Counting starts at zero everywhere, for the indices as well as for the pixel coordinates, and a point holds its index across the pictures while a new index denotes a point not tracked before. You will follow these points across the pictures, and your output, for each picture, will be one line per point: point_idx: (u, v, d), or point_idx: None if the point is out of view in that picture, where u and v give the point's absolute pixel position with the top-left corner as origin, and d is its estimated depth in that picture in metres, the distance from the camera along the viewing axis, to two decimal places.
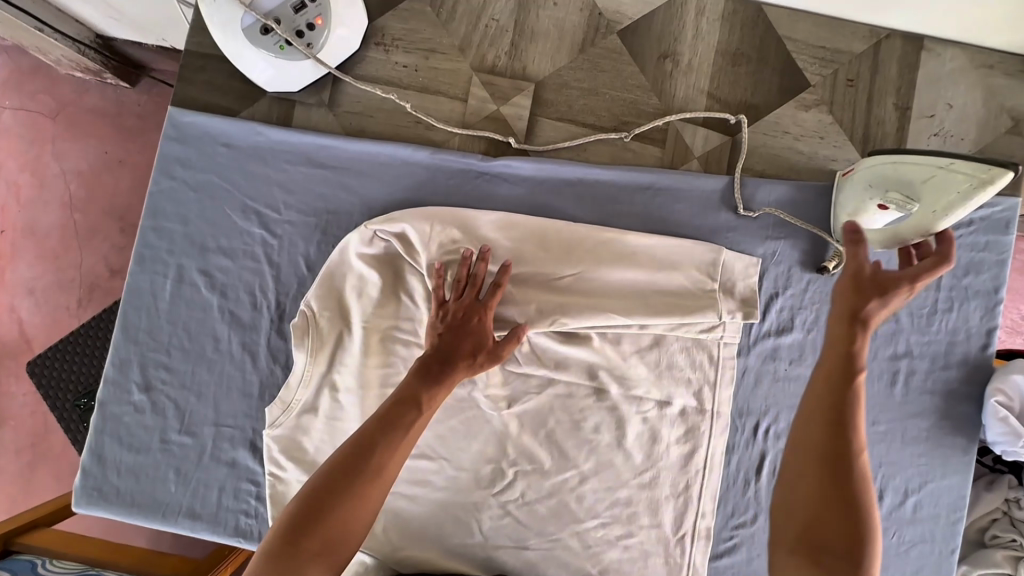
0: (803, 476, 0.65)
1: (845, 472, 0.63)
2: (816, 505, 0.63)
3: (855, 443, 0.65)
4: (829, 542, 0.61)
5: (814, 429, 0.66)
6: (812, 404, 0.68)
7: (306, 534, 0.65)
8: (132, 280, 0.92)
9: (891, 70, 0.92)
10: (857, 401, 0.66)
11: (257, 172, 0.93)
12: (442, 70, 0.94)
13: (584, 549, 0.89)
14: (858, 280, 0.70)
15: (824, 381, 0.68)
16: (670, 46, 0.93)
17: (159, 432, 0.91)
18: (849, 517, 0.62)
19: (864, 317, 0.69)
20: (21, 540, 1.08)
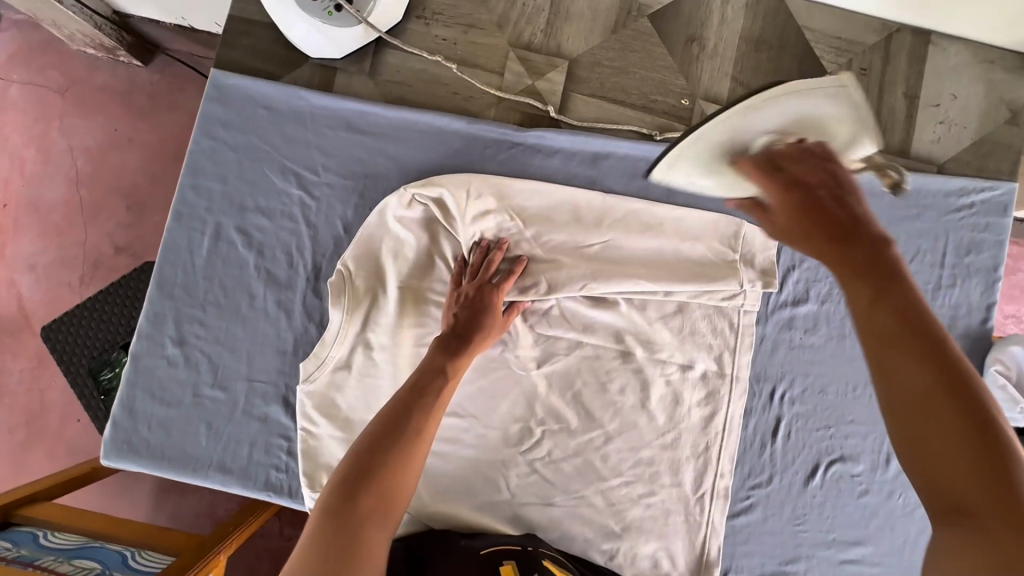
0: (900, 420, 0.47)
1: (952, 394, 0.45)
2: (932, 451, 0.45)
3: (945, 351, 0.47)
4: (969, 495, 0.43)
5: (886, 358, 0.48)
6: (865, 334, 0.50)
7: (362, 486, 0.64)
8: (169, 237, 0.94)
9: (900, 62, 0.99)
10: (904, 305, 0.49)
11: (297, 135, 0.95)
12: (481, 44, 0.98)
13: (608, 506, 0.92)
14: (790, 202, 0.57)
15: (869, 300, 0.50)
16: (698, 30, 0.98)
17: (192, 385, 0.92)
18: (985, 455, 0.44)
19: (840, 228, 0.54)
20: (21, 513, 1.15)
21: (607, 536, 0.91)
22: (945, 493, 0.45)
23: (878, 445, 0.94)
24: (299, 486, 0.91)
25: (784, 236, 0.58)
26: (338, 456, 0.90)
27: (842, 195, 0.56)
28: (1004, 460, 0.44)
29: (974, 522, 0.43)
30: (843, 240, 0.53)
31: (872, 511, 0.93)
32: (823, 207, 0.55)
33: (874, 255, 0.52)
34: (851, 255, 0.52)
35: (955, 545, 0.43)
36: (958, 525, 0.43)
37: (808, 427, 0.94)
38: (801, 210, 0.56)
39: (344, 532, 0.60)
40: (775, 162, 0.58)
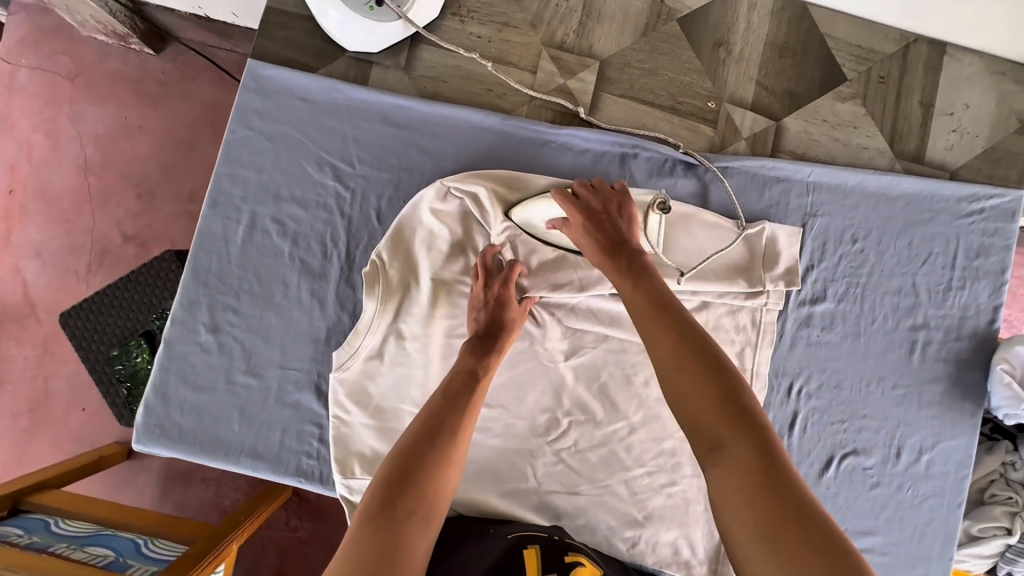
0: (676, 382, 0.64)
1: (694, 359, 0.65)
2: (692, 403, 0.63)
3: (687, 325, 0.68)
4: (722, 432, 0.60)
5: (649, 333, 0.69)
6: (636, 317, 0.72)
7: (402, 489, 0.64)
8: (204, 224, 0.95)
9: (917, 71, 1.03)
10: (648, 287, 0.74)
11: (333, 127, 0.97)
12: (514, 43, 1.01)
13: (630, 495, 0.94)
14: (586, 221, 0.82)
15: (633, 288, 0.75)
16: (724, 35, 1.02)
17: (225, 372, 0.93)
18: (726, 400, 0.62)
19: (610, 243, 0.80)
20: (29, 500, 1.14)
21: (629, 525, 0.94)
22: (707, 435, 0.61)
23: (889, 439, 0.98)
24: (330, 472, 0.93)
25: (589, 249, 0.82)
26: (370, 443, 0.92)
27: (621, 218, 0.83)
28: (742, 404, 0.62)
29: (728, 452, 0.59)
30: (615, 250, 0.79)
31: (883, 503, 0.97)
32: (602, 225, 0.81)
33: (635, 259, 0.78)
34: (619, 262, 0.78)
35: (721, 474, 0.58)
36: (719, 459, 0.59)
37: (823, 421, 0.97)
38: (590, 226, 0.82)
39: (389, 538, 0.60)
40: (593, 209, 0.84)
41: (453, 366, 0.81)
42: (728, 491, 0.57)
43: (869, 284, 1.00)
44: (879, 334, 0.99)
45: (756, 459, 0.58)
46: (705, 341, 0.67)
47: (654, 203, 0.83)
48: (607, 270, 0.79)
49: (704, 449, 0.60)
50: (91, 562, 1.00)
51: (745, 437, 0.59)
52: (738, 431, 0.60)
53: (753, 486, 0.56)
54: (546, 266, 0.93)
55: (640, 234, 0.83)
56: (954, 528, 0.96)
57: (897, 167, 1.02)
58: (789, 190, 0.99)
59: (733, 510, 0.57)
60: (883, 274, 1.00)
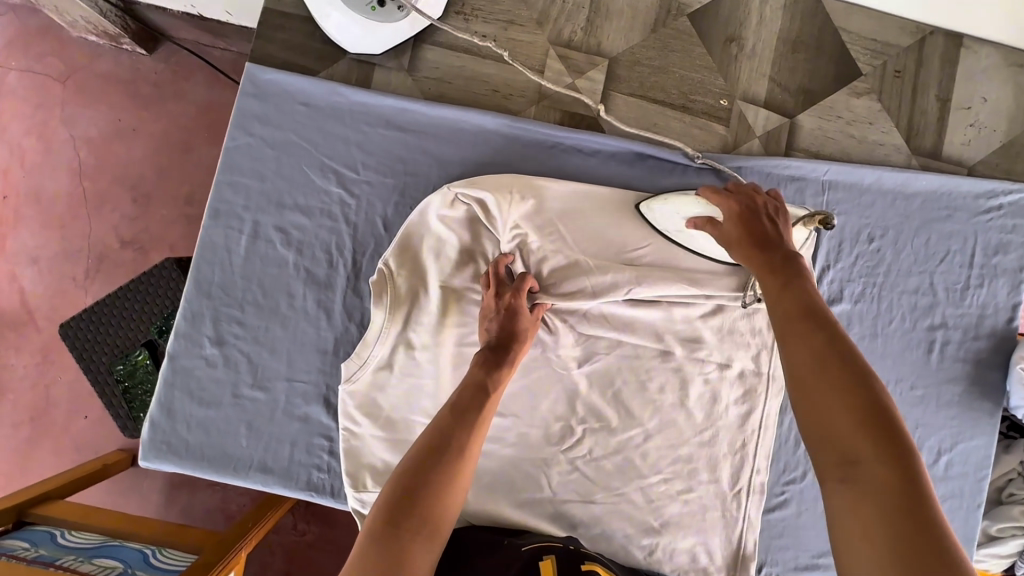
0: (815, 390, 0.53)
1: (842, 366, 0.53)
2: (827, 416, 0.52)
3: (833, 327, 0.56)
4: (859, 452, 0.50)
5: (785, 328, 0.58)
6: (775, 313, 0.60)
7: (407, 506, 0.62)
8: (205, 235, 0.92)
9: (933, 65, 1.01)
10: (806, 286, 0.61)
11: (336, 132, 0.94)
12: (520, 41, 0.98)
13: (647, 503, 0.93)
14: (740, 213, 0.69)
15: (780, 286, 0.61)
16: (736, 31, 0.99)
17: (231, 386, 0.91)
18: (869, 418, 0.51)
19: (762, 239, 0.66)
20: (34, 512, 1.11)
21: (646, 532, 0.92)
22: (840, 452, 0.51)
23: None
24: (341, 485, 0.91)
25: (726, 241, 0.70)
26: (381, 455, 0.90)
27: (776, 218, 0.68)
28: (892, 426, 0.50)
29: (863, 475, 0.49)
30: (766, 244, 0.65)
31: None
32: (755, 221, 0.68)
33: (789, 258, 0.63)
34: (770, 257, 0.64)
35: (855, 501, 0.48)
36: (852, 479, 0.49)
37: None
38: (743, 219, 0.68)
39: (390, 555, 0.58)
40: (753, 209, 0.69)
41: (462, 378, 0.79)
42: (854, 519, 0.48)
43: (887, 284, 0.98)
44: (897, 335, 0.97)
45: (901, 492, 0.47)
46: (856, 353, 0.54)
47: (815, 217, 0.74)
48: (753, 268, 0.65)
49: (833, 466, 0.51)
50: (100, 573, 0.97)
51: (890, 461, 0.49)
52: (884, 454, 0.49)
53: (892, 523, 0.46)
54: (558, 272, 0.91)
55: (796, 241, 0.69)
56: (974, 530, 0.95)
57: (914, 163, 1.00)
58: (804, 189, 0.97)
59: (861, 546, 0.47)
60: (900, 274, 0.98)
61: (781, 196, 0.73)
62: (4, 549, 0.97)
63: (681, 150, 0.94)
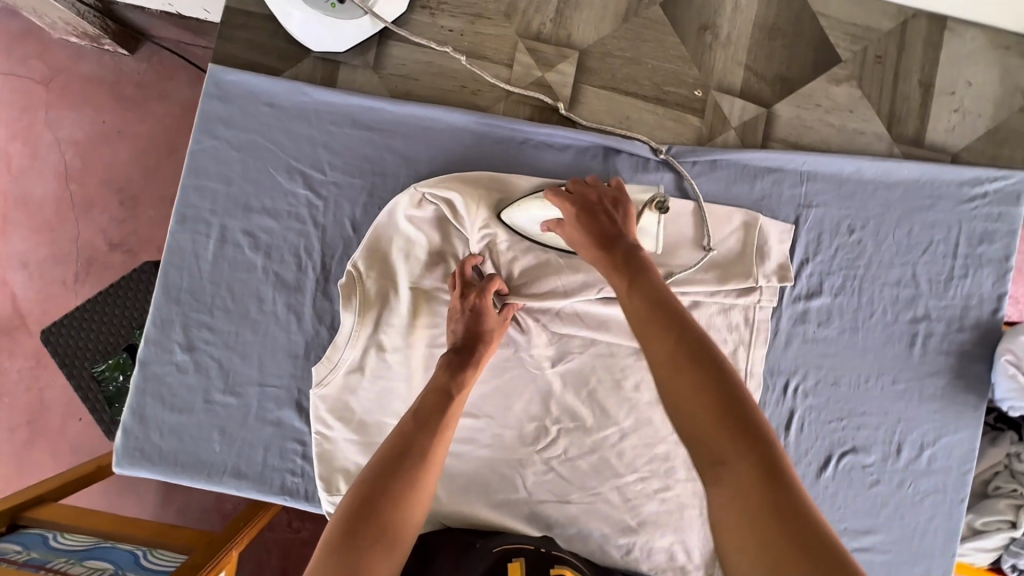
0: (675, 394, 0.58)
1: (694, 364, 0.58)
2: (690, 416, 0.56)
3: (687, 326, 0.61)
4: (720, 447, 0.53)
5: (645, 336, 0.63)
6: (634, 321, 0.65)
7: (368, 516, 0.61)
8: (172, 240, 0.91)
9: (916, 48, 0.98)
10: (647, 283, 0.67)
11: (302, 132, 0.92)
12: (488, 35, 0.96)
13: (623, 502, 0.92)
14: (581, 214, 0.77)
15: (630, 288, 0.68)
16: (710, 19, 0.96)
17: (203, 391, 0.91)
18: (725, 411, 0.55)
19: (605, 238, 0.73)
20: (28, 515, 1.12)
21: (623, 532, 0.92)
22: (708, 450, 0.54)
23: (889, 436, 0.95)
24: (316, 489, 0.91)
25: (575, 242, 0.77)
26: (354, 459, 0.89)
27: (615, 212, 0.77)
28: (748, 414, 0.55)
29: (728, 470, 0.52)
30: (610, 244, 0.73)
31: (883, 501, 0.94)
32: (595, 219, 0.75)
33: (629, 254, 0.71)
34: (613, 256, 0.72)
35: (724, 494, 0.52)
36: (721, 477, 0.53)
37: (820, 420, 0.94)
38: (585, 222, 0.75)
39: (350, 568, 0.57)
40: (599, 209, 0.77)
41: (432, 379, 0.78)
42: (727, 513, 0.51)
43: (867, 276, 0.96)
44: (878, 328, 0.95)
45: (761, 479, 0.51)
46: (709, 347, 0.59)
47: (653, 202, 0.78)
48: (605, 269, 0.73)
49: (706, 466, 0.54)
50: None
51: (750, 450, 0.53)
52: (740, 445, 0.53)
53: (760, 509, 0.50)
54: (528, 271, 0.90)
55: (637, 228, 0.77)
56: (957, 525, 0.94)
57: (896, 152, 0.97)
58: (780, 181, 0.95)
59: (734, 535, 0.50)
60: (881, 265, 0.96)
61: (623, 184, 0.81)
62: None
63: (651, 145, 0.92)
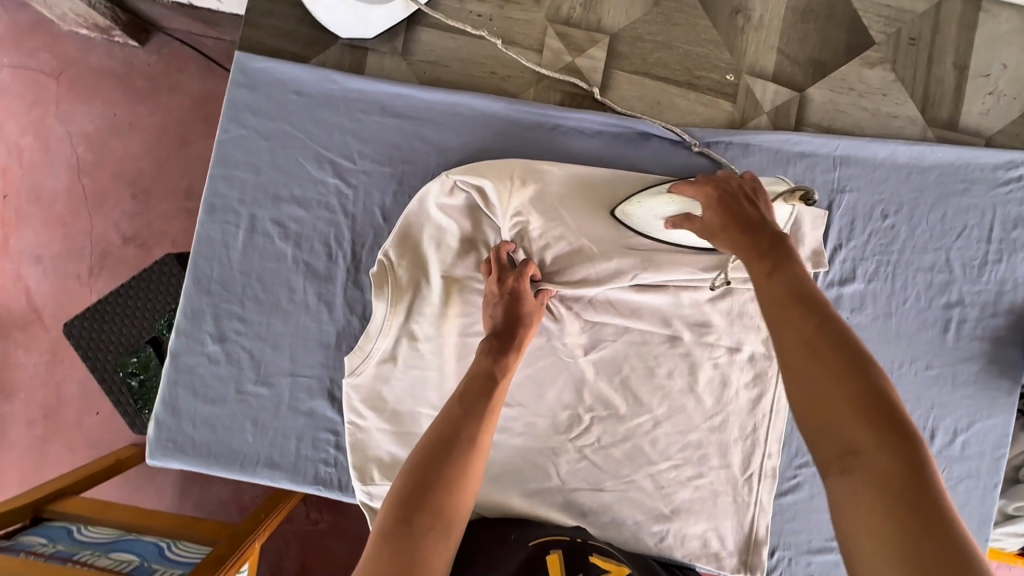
0: (813, 383, 0.51)
1: (837, 351, 0.51)
2: (824, 407, 0.49)
3: (830, 312, 0.54)
4: (858, 440, 0.47)
5: (776, 315, 0.55)
6: (764, 302, 0.57)
7: (420, 502, 0.60)
8: (202, 230, 0.91)
9: (950, 30, 0.96)
10: (794, 267, 0.58)
11: (330, 120, 0.91)
12: (517, 20, 0.94)
13: (656, 489, 0.92)
14: (717, 198, 0.67)
15: (767, 270, 0.59)
16: (742, 2, 0.95)
17: (235, 382, 0.90)
18: (869, 406, 0.48)
19: (746, 221, 0.63)
20: (52, 508, 1.11)
21: (656, 519, 0.92)
22: (839, 445, 0.48)
23: (923, 422, 0.94)
24: (349, 479, 0.90)
25: (709, 231, 0.67)
26: (387, 449, 0.89)
27: (757, 202, 0.66)
28: (893, 411, 0.48)
29: (862, 466, 0.46)
30: (754, 231, 0.63)
31: None
32: (737, 207, 0.65)
33: (776, 240, 0.61)
34: (758, 240, 0.61)
35: (852, 491, 0.46)
36: (851, 471, 0.47)
37: None
38: (721, 203, 0.66)
39: (406, 553, 0.57)
40: (739, 196, 0.66)
41: (475, 361, 0.77)
42: (858, 513, 0.45)
43: (901, 262, 0.95)
44: (911, 314, 0.95)
45: (908, 485, 0.44)
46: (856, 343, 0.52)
47: (795, 194, 0.70)
48: (740, 254, 0.62)
49: (832, 458, 0.48)
50: (120, 568, 0.98)
51: (895, 452, 0.46)
52: (884, 443, 0.46)
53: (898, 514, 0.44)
54: (561, 259, 0.89)
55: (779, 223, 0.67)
56: (991, 510, 0.94)
57: (929, 136, 0.96)
58: (814, 166, 0.94)
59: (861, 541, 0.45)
60: (915, 251, 0.95)
61: (759, 183, 0.69)
62: (23, 546, 0.99)
63: (684, 130, 0.91)
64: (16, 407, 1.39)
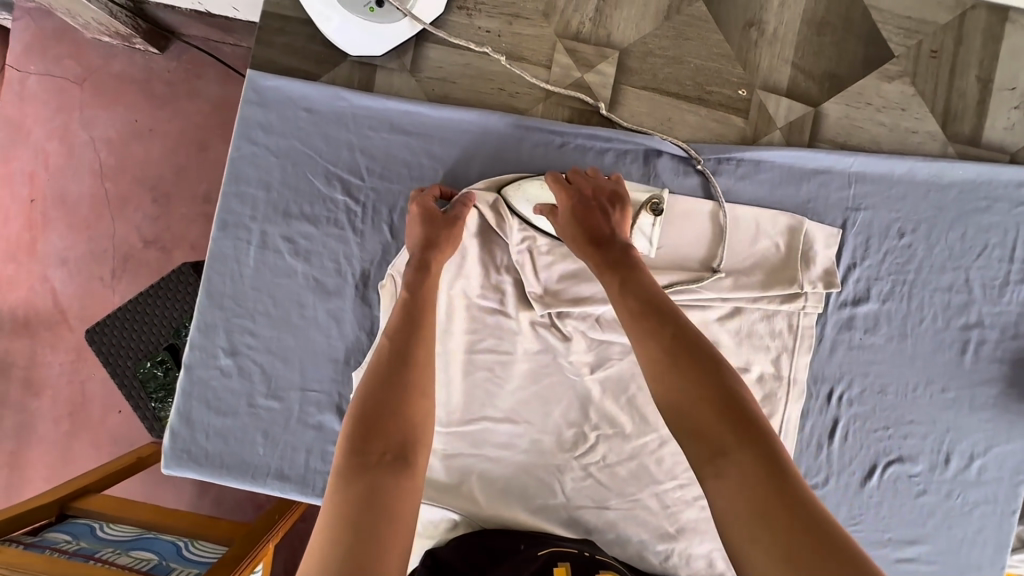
0: (671, 385, 0.60)
1: (690, 359, 0.60)
2: (687, 409, 0.58)
3: (674, 321, 0.64)
4: (721, 437, 0.55)
5: (638, 330, 0.66)
6: (625, 317, 0.68)
7: (371, 438, 0.62)
8: (215, 246, 0.92)
9: (974, 42, 0.93)
10: (640, 277, 0.71)
11: (339, 137, 0.92)
12: (527, 35, 0.94)
13: (662, 508, 0.92)
14: (578, 210, 0.80)
15: (620, 285, 0.70)
16: (756, 15, 0.93)
17: (247, 396, 0.92)
18: (723, 403, 0.57)
19: (601, 236, 0.77)
20: (75, 504, 1.14)
21: (662, 538, 0.91)
22: (707, 443, 0.56)
23: (938, 445, 0.92)
24: None
25: (567, 237, 0.80)
26: None
27: (610, 209, 0.80)
28: (738, 403, 0.57)
29: (729, 461, 0.54)
30: (603, 246, 0.76)
31: (930, 511, 0.92)
32: (591, 217, 0.79)
33: (625, 253, 0.74)
34: (610, 255, 0.74)
35: (722, 482, 0.53)
36: (721, 467, 0.54)
37: (865, 429, 0.92)
38: (581, 217, 0.79)
39: (368, 487, 0.58)
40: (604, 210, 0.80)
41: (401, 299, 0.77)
42: (731, 501, 0.52)
43: (918, 281, 0.92)
44: (928, 335, 0.92)
45: (764, 467, 0.52)
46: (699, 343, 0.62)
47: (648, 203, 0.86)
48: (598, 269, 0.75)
49: (706, 459, 0.55)
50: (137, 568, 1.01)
51: (748, 439, 0.54)
52: (739, 434, 0.55)
53: (766, 497, 0.51)
54: (569, 276, 0.90)
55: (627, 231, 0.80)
56: (1007, 536, 0.92)
57: (950, 151, 0.93)
58: (828, 184, 0.92)
59: (735, 522, 0.52)
60: (933, 270, 0.92)
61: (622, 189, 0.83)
62: (47, 542, 1.01)
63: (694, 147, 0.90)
64: (40, 407, 1.44)
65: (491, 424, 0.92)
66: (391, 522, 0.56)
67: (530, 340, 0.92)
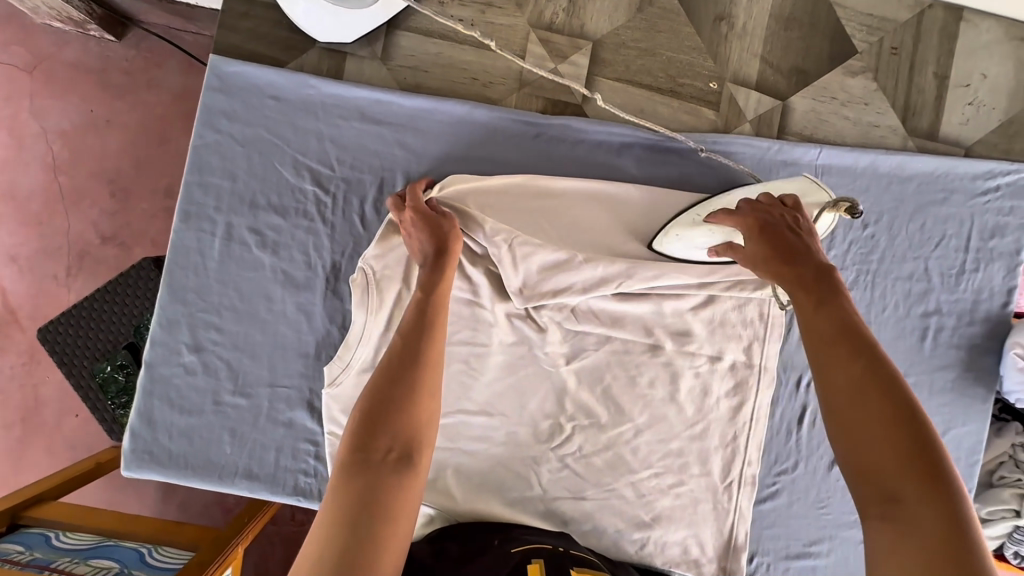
0: (856, 422, 0.55)
1: (886, 399, 0.54)
2: (872, 449, 0.53)
3: (876, 357, 0.57)
4: (904, 489, 0.50)
5: (827, 355, 0.59)
6: (811, 340, 0.61)
7: (377, 432, 0.58)
8: (177, 238, 0.89)
9: (932, 40, 0.97)
10: (846, 303, 0.62)
11: (308, 126, 0.90)
12: (500, 25, 0.93)
13: (638, 497, 0.92)
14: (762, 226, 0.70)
15: (816, 307, 0.62)
16: (726, 9, 0.95)
17: (213, 393, 0.89)
18: (917, 460, 0.51)
19: (791, 250, 0.67)
20: (28, 514, 1.05)
21: (637, 527, 0.92)
22: (881, 487, 0.51)
23: None
24: None
25: (750, 261, 0.70)
26: None
27: (799, 230, 0.69)
28: (938, 462, 0.51)
29: (904, 511, 0.49)
30: (795, 259, 0.66)
31: None
32: (779, 233, 0.68)
33: (824, 272, 0.64)
34: (804, 273, 0.65)
35: (890, 530, 0.49)
36: (893, 515, 0.50)
37: None
38: (760, 232, 0.69)
39: (366, 484, 0.55)
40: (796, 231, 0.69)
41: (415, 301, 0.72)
42: (889, 551, 0.49)
43: (880, 270, 0.95)
44: (890, 322, 0.96)
45: (944, 533, 0.47)
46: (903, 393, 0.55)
47: (839, 206, 0.70)
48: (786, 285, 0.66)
49: (875, 502, 0.51)
50: None
51: (936, 500, 0.49)
52: (928, 493, 0.49)
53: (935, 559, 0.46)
54: (548, 268, 0.87)
55: (821, 246, 0.70)
56: None
57: (910, 145, 0.97)
58: (796, 175, 0.94)
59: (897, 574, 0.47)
60: (894, 260, 0.95)
61: (801, 202, 0.73)
62: None
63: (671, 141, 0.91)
64: None
65: (467, 417, 0.91)
66: (386, 528, 0.53)
67: (506, 331, 0.91)
